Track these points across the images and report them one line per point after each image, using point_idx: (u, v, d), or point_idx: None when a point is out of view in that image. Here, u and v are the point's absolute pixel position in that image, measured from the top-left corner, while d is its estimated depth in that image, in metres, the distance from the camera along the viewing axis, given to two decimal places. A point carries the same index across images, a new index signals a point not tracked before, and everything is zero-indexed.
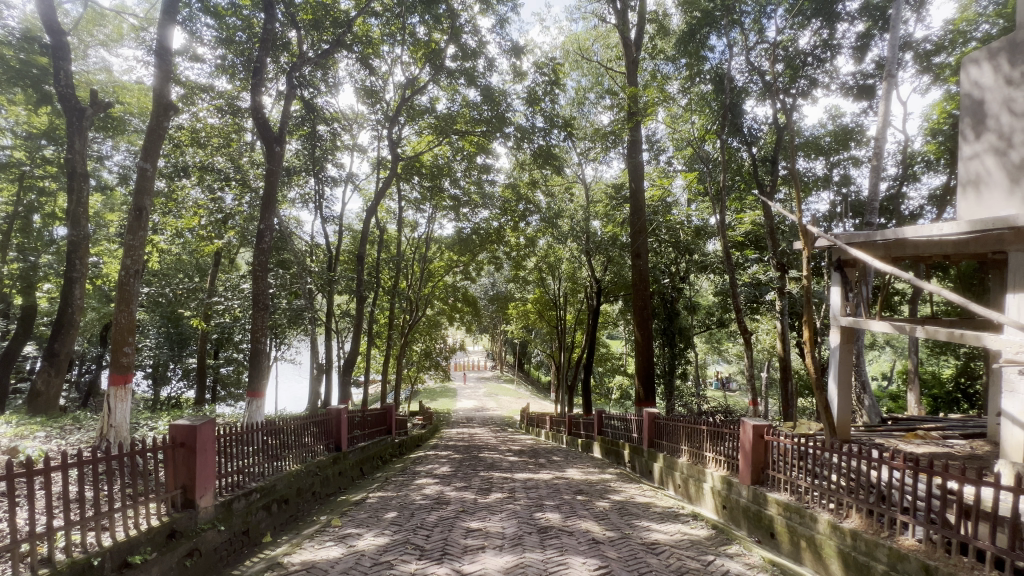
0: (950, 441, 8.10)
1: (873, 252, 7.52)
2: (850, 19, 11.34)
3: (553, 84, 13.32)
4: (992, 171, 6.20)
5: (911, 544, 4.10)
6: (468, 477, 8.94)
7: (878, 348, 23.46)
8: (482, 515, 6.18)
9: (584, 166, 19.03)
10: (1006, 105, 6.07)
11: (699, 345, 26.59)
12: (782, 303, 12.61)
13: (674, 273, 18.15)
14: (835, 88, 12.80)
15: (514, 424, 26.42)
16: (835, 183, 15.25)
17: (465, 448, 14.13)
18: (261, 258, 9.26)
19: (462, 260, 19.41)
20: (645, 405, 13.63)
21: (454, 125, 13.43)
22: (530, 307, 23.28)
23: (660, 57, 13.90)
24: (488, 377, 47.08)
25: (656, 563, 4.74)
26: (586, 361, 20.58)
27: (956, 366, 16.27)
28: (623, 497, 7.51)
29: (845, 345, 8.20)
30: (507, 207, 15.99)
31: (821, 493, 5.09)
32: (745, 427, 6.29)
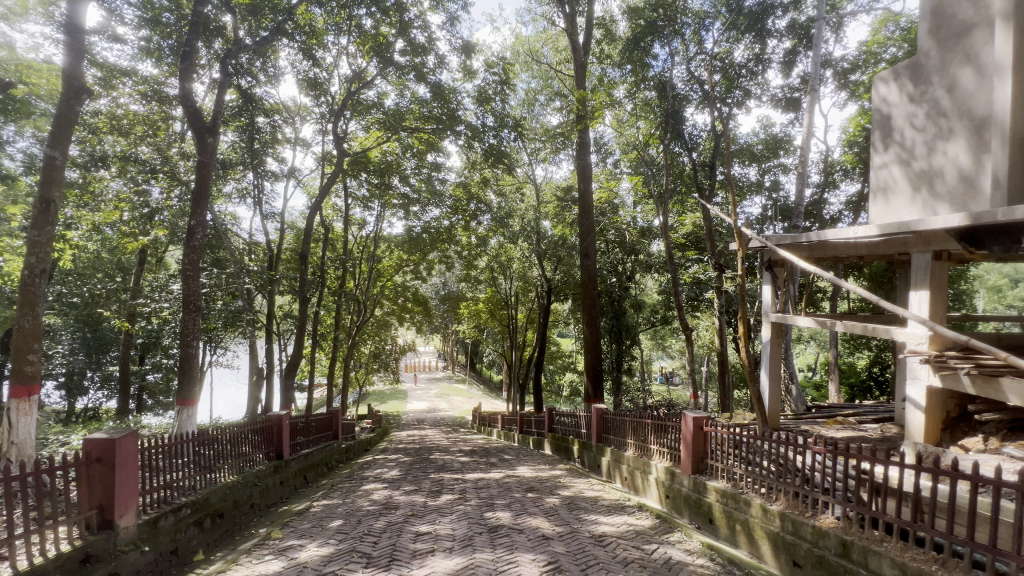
0: (864, 425, 8.90)
1: (798, 253, 8.15)
2: (779, 36, 12.14)
3: (503, 84, 13.38)
4: (898, 180, 6.88)
5: (830, 521, 4.46)
6: (419, 480, 8.80)
7: (804, 342, 25.36)
8: (431, 518, 6.08)
9: (535, 167, 19.28)
10: (909, 120, 6.71)
11: (645, 342, 27.65)
12: (720, 301, 13.35)
13: (620, 273, 18.74)
14: (766, 99, 13.64)
15: (466, 423, 26.36)
16: (767, 188, 16.31)
17: (415, 451, 13.89)
18: (191, 256, 8.64)
19: (412, 260, 19.04)
20: (594, 402, 14.01)
21: (403, 121, 13.19)
22: (481, 306, 23.20)
23: (607, 63, 14.31)
24: (440, 377, 46.60)
25: (603, 555, 4.87)
26: (538, 359, 20.80)
27: (869, 357, 17.89)
28: (572, 492, 7.66)
29: (774, 339, 8.82)
30: (458, 206, 15.61)
31: (754, 479, 5.43)
32: (685, 419, 6.60)
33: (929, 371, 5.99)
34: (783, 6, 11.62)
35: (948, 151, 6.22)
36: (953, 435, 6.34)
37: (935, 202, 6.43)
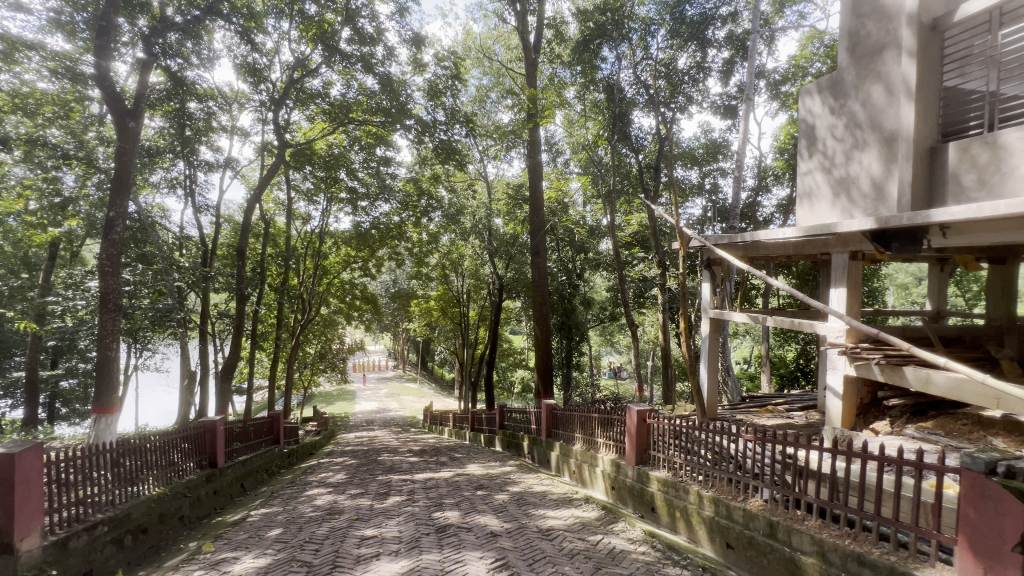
0: (791, 413, 9.57)
1: (734, 252, 8.64)
2: (718, 46, 12.77)
3: (454, 79, 13.24)
4: (821, 186, 7.44)
5: (759, 504, 4.76)
6: (366, 482, 8.56)
7: (740, 336, 26.89)
8: (378, 521, 5.93)
9: (486, 164, 19.26)
10: (830, 130, 7.27)
11: (594, 338, 28.37)
12: (664, 298, 13.90)
13: (570, 271, 19.18)
14: (707, 106, 14.32)
15: (417, 423, 26.00)
16: (707, 191, 17.14)
17: (363, 453, 13.53)
18: (110, 251, 7.89)
19: (360, 256, 18.44)
20: (544, 397, 14.22)
21: (350, 113, 12.73)
22: (433, 304, 22.86)
23: (557, 63, 14.51)
24: (390, 376, 45.55)
25: (549, 549, 4.95)
26: (490, 356, 20.81)
27: (796, 349, 19.25)
28: (522, 488, 7.72)
29: (712, 334, 9.31)
30: (408, 202, 15.03)
31: (692, 467, 5.70)
32: (630, 413, 6.82)
33: (846, 362, 6.53)
34: (722, 18, 12.21)
35: (863, 161, 6.78)
36: (866, 419, 6.96)
37: (852, 207, 7.00)
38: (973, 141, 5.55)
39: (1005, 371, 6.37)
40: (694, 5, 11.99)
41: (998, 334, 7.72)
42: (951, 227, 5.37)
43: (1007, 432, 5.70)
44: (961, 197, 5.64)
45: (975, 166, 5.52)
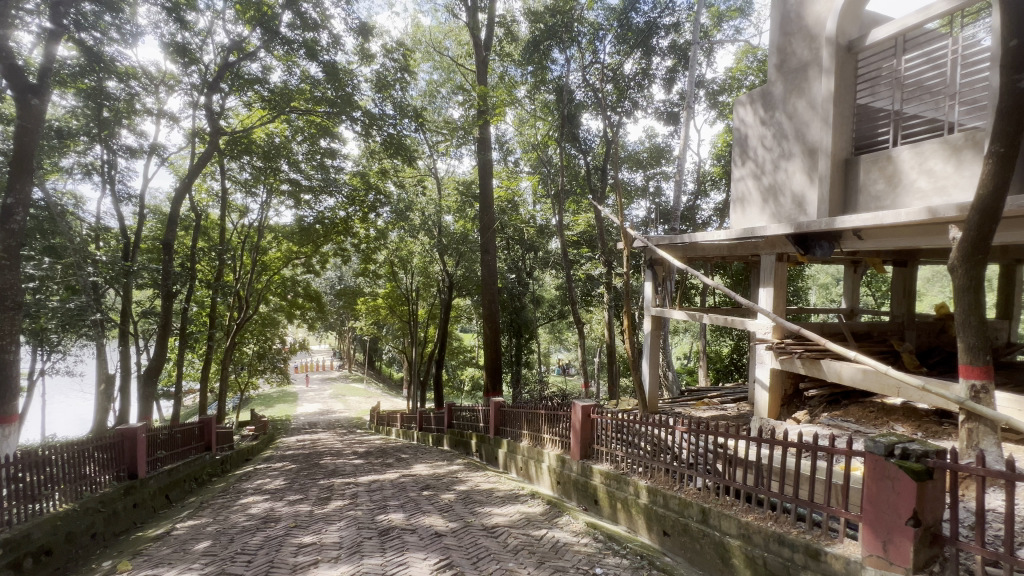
0: (725, 405, 10.15)
1: (674, 252, 9.03)
2: (662, 54, 13.28)
3: (404, 72, 12.93)
4: (752, 192, 7.95)
5: (693, 492, 5.02)
6: (305, 487, 8.20)
7: (680, 333, 28.20)
8: (317, 527, 5.71)
9: (436, 160, 18.98)
10: (760, 140, 7.77)
11: (543, 336, 28.77)
12: (610, 296, 14.31)
13: (520, 270, 19.69)
14: (651, 112, 14.87)
15: (364, 424, 25.29)
16: (650, 194, 17.80)
17: (305, 457, 13.00)
18: (9, 242, 7.03)
19: (303, 252, 17.56)
20: (493, 395, 14.29)
21: (291, 102, 12.08)
22: (380, 302, 22.24)
23: (508, 61, 14.54)
24: (335, 377, 43.89)
25: (494, 546, 4.96)
26: (439, 355, 20.58)
27: (730, 345, 20.45)
28: (468, 486, 7.70)
29: (653, 331, 9.71)
30: (355, 197, 14.79)
31: (633, 460, 5.91)
32: (575, 408, 6.96)
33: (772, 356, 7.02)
34: (665, 27, 12.73)
35: (788, 169, 7.30)
36: (789, 409, 7.51)
37: (779, 212, 7.52)
38: (881, 154, 6.10)
39: (905, 363, 7.10)
40: (640, 12, 12.44)
41: (901, 329, 8.58)
42: (862, 231, 5.90)
43: (907, 418, 6.35)
44: (870, 205, 6.21)
45: (882, 177, 6.09)
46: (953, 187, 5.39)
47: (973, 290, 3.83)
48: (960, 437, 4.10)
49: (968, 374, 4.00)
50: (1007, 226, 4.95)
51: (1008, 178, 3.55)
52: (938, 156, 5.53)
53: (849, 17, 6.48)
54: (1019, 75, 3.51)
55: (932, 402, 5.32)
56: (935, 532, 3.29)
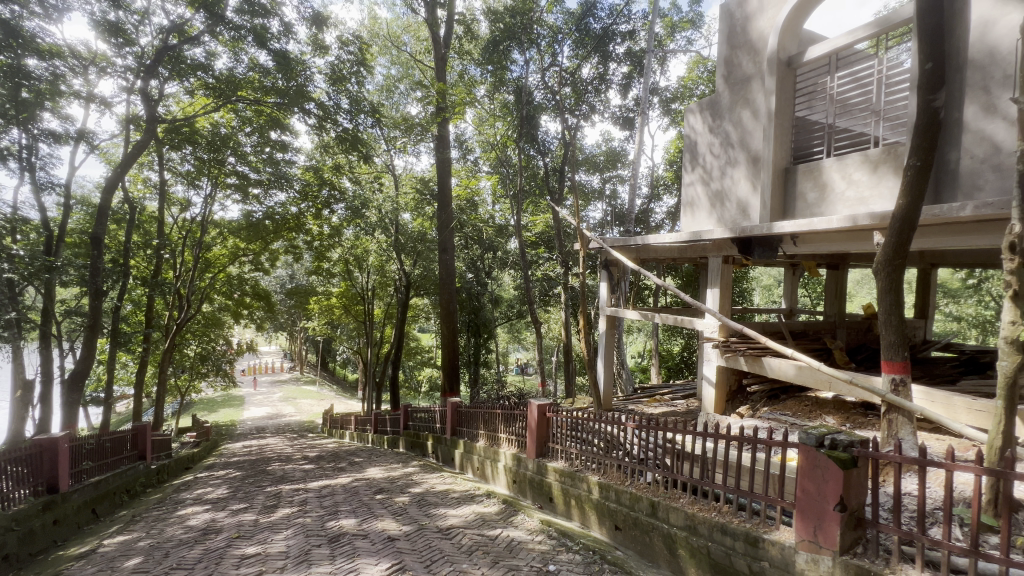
0: (675, 402, 10.54)
1: (628, 254, 9.29)
2: (618, 61, 13.62)
3: (360, 65, 12.58)
4: (701, 197, 8.28)
5: (643, 486, 5.17)
6: (250, 496, 7.82)
7: (635, 332, 29.05)
8: (262, 537, 5.46)
9: (394, 156, 18.60)
10: (709, 147, 8.10)
11: (502, 335, 28.84)
12: (567, 295, 14.54)
13: (478, 269, 19.65)
14: (608, 116, 15.22)
15: (316, 427, 24.45)
16: (607, 196, 18.22)
17: (251, 463, 12.40)
18: None
19: (251, 249, 16.64)
20: (451, 396, 14.18)
21: (238, 91, 11.43)
22: (334, 301, 21.51)
23: (468, 60, 14.43)
24: (285, 379, 42.03)
25: (448, 548, 4.92)
26: (395, 356, 20.19)
27: (681, 344, 21.25)
28: (423, 489, 7.60)
29: (608, 330, 9.94)
30: (308, 191, 14.37)
31: (586, 456, 6.03)
32: (531, 408, 7.01)
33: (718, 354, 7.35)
34: (622, 34, 13.06)
35: (733, 176, 7.67)
36: (734, 404, 7.89)
37: (725, 217, 7.88)
38: (816, 165, 6.51)
39: (836, 359, 7.63)
40: (598, 18, 12.70)
41: (833, 327, 9.21)
42: (799, 236, 6.29)
43: (837, 410, 6.81)
44: (805, 212, 6.62)
45: (817, 186, 6.50)
46: (877, 197, 5.83)
47: (894, 292, 4.15)
48: (882, 427, 4.44)
49: (890, 369, 4.32)
50: (924, 233, 5.40)
51: (924, 190, 3.87)
52: (865, 168, 5.97)
53: (789, 34, 6.88)
54: (932, 96, 3.85)
55: (859, 395, 5.75)
56: (859, 516, 3.55)
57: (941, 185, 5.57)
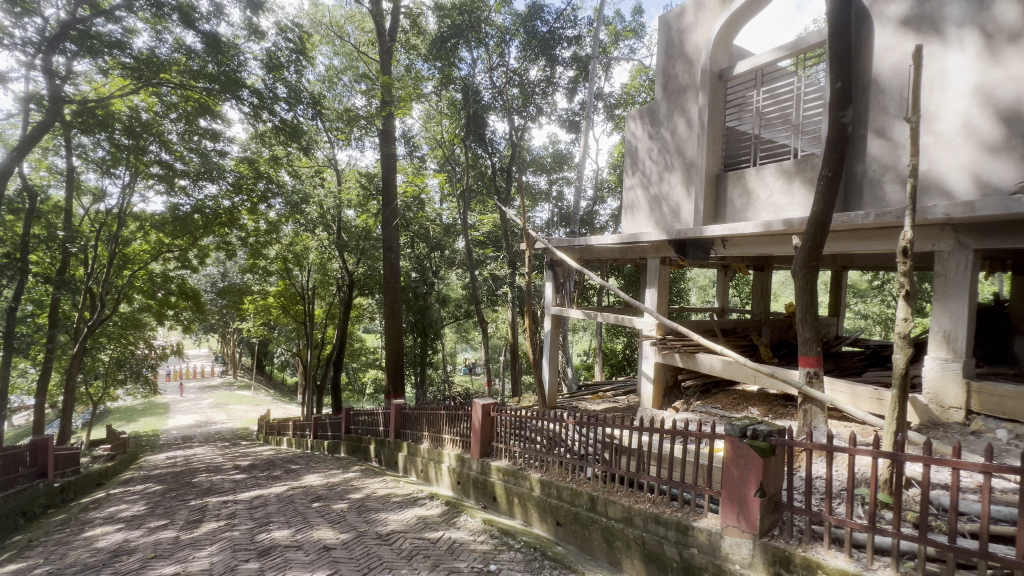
0: (617, 398, 10.88)
1: (572, 254, 9.48)
2: (565, 65, 13.88)
3: (299, 54, 12.00)
4: (641, 201, 8.59)
5: (584, 482, 5.29)
6: (171, 511, 7.24)
7: (580, 331, 29.74)
8: (183, 555, 5.07)
9: (337, 150, 17.92)
10: (649, 152, 8.42)
11: (449, 335, 28.56)
12: (513, 295, 14.63)
13: (425, 268, 19.31)
14: (555, 119, 15.49)
15: (250, 434, 23.08)
16: (553, 197, 18.52)
17: (174, 476, 11.48)
18: None
19: (176, 245, 15.37)
20: (395, 398, 13.87)
21: (160, 73, 10.39)
22: (271, 301, 20.35)
23: (414, 55, 14.14)
24: (215, 384, 39.28)
25: (388, 554, 4.79)
26: (337, 358, 19.45)
27: (623, 342, 22.00)
28: (364, 494, 7.37)
29: (553, 329, 10.11)
30: (242, 185, 13.56)
31: (529, 455, 6.09)
32: (475, 408, 6.97)
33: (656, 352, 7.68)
34: (568, 39, 13.34)
35: (670, 182, 8.02)
36: (670, 398, 8.28)
37: (663, 220, 8.23)
38: (744, 173, 6.94)
39: (762, 355, 8.18)
40: (545, 22, 12.88)
41: (759, 325, 9.88)
42: (728, 240, 6.68)
43: (761, 402, 7.31)
44: (734, 217, 7.04)
45: (744, 193, 6.92)
46: (795, 205, 6.31)
47: (809, 292, 4.51)
48: (798, 417, 4.80)
49: (806, 363, 4.67)
50: (835, 238, 5.90)
51: (834, 198, 4.23)
52: (785, 177, 6.44)
53: (720, 48, 7.28)
54: (841, 112, 4.18)
55: (779, 388, 6.21)
56: (776, 500, 3.82)
57: (849, 194, 6.13)
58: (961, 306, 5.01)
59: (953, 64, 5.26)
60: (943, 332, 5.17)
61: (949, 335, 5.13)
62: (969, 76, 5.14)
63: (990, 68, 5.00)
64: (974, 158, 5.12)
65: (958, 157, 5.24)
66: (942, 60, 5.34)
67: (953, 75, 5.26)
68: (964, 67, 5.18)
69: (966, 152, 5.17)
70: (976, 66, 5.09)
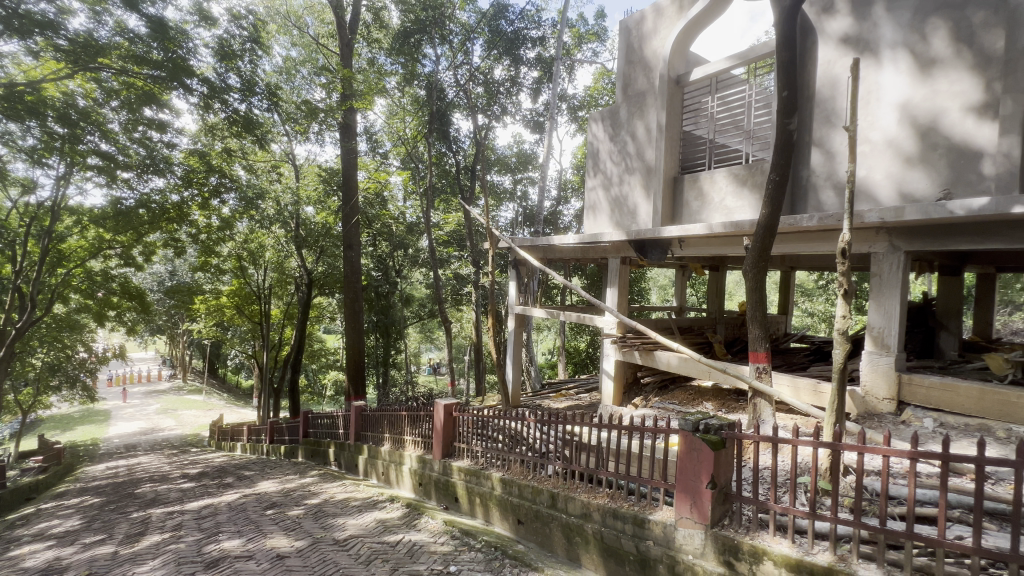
0: (579, 396, 11.04)
1: (535, 254, 9.54)
2: (529, 65, 13.93)
3: (254, 43, 11.52)
4: (602, 202, 8.74)
5: (544, 479, 5.33)
6: (110, 525, 6.79)
7: (544, 330, 29.99)
8: (121, 571, 4.77)
9: (295, 144, 17.33)
10: (610, 154, 8.57)
11: (413, 335, 28.17)
12: (478, 295, 14.58)
13: (387, 267, 19.00)
14: (520, 119, 15.54)
15: (200, 441, 21.97)
16: (518, 197, 18.59)
17: (114, 487, 10.77)
18: None
19: (117, 241, 14.40)
20: (356, 399, 13.54)
21: (97, 57, 9.62)
22: (224, 301, 19.43)
23: (377, 49, 13.82)
24: (162, 388, 37.19)
25: (345, 560, 4.68)
26: (295, 359, 18.80)
27: (586, 340, 22.36)
28: (322, 499, 7.16)
29: (517, 329, 10.14)
30: (192, 178, 12.88)
31: (491, 454, 6.08)
32: (437, 408, 6.89)
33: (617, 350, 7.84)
34: (532, 40, 13.39)
35: (630, 183, 8.20)
36: (631, 395, 8.46)
37: (623, 220, 8.41)
38: (699, 177, 7.18)
39: (716, 351, 8.49)
40: (509, 21, 12.87)
41: (714, 323, 10.25)
42: (684, 240, 6.89)
43: (715, 397, 7.58)
44: (690, 218, 7.26)
45: (699, 195, 7.16)
46: (746, 208, 6.58)
47: (759, 291, 4.71)
48: (748, 410, 5.01)
49: (756, 359, 4.87)
50: (783, 240, 6.19)
51: (780, 202, 4.43)
52: (737, 181, 6.71)
53: (678, 55, 7.50)
54: (787, 119, 4.38)
55: (731, 383, 6.47)
56: (726, 492, 3.97)
57: (795, 198, 6.45)
58: (893, 304, 5.38)
59: (886, 80, 5.62)
60: (878, 328, 5.53)
61: (882, 331, 5.49)
62: (900, 91, 5.51)
63: (918, 84, 5.38)
64: (903, 166, 5.49)
65: (890, 166, 5.58)
66: (876, 75, 5.70)
67: (885, 89, 5.61)
68: (895, 83, 5.54)
69: (897, 161, 5.53)
70: (906, 82, 5.46)
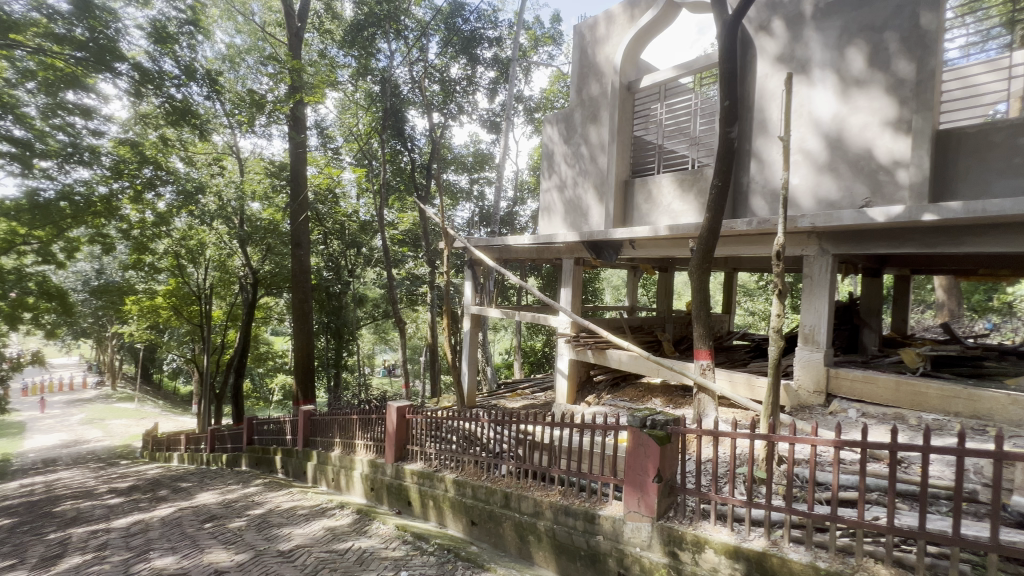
0: (534, 395, 11.12)
1: (490, 254, 9.54)
2: (485, 65, 13.89)
3: (194, 27, 10.82)
4: (557, 203, 8.87)
5: (498, 479, 5.32)
6: (23, 548, 6.17)
7: (501, 330, 30.02)
8: None
9: (238, 136, 16.44)
10: (565, 156, 8.71)
11: (366, 336, 27.41)
12: (433, 295, 14.37)
13: (339, 266, 18.39)
14: (476, 118, 15.47)
15: (131, 453, 20.38)
16: (474, 197, 18.50)
17: (28, 506, 9.80)
18: None
19: (33, 236, 13.10)
20: (304, 404, 13.01)
21: (8, 33, 8.68)
22: (158, 302, 18.14)
23: (328, 41, 13.33)
24: (88, 397, 34.23)
25: (289, 572, 4.49)
26: (238, 363, 17.84)
27: (542, 340, 22.57)
28: (266, 509, 6.84)
29: (472, 329, 10.10)
30: (121, 169, 11.93)
31: (445, 456, 6.01)
32: (390, 411, 6.75)
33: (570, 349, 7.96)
34: (489, 40, 13.32)
35: (583, 185, 8.36)
36: (584, 393, 8.62)
37: (576, 222, 8.55)
38: (648, 180, 7.42)
39: (664, 349, 8.82)
40: (465, 20, 12.78)
41: (663, 321, 10.64)
42: (635, 242, 7.10)
43: (663, 393, 7.87)
44: (640, 220, 7.49)
45: (648, 198, 7.41)
46: (692, 212, 6.86)
47: (703, 292, 4.91)
48: (693, 405, 5.24)
49: (700, 356, 5.08)
50: (726, 243, 6.49)
51: (722, 206, 4.65)
52: (683, 186, 6.99)
53: (629, 62, 7.71)
54: (729, 128, 4.60)
55: (678, 379, 6.72)
56: (671, 485, 4.12)
57: (736, 203, 6.78)
58: (822, 303, 5.77)
59: (815, 97, 6.03)
60: (809, 326, 5.92)
61: (813, 329, 5.88)
62: (827, 108, 5.93)
63: (843, 102, 5.80)
64: (830, 177, 5.91)
65: (819, 176, 5.99)
66: (808, 91, 6.09)
67: (815, 105, 6.02)
68: (824, 99, 5.96)
69: (825, 172, 5.95)
70: (833, 100, 5.88)
